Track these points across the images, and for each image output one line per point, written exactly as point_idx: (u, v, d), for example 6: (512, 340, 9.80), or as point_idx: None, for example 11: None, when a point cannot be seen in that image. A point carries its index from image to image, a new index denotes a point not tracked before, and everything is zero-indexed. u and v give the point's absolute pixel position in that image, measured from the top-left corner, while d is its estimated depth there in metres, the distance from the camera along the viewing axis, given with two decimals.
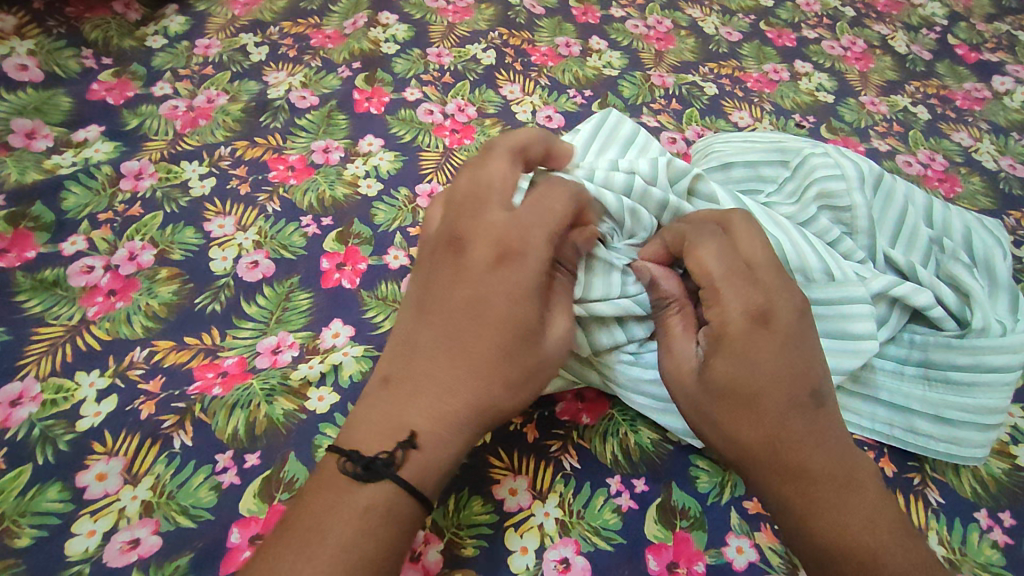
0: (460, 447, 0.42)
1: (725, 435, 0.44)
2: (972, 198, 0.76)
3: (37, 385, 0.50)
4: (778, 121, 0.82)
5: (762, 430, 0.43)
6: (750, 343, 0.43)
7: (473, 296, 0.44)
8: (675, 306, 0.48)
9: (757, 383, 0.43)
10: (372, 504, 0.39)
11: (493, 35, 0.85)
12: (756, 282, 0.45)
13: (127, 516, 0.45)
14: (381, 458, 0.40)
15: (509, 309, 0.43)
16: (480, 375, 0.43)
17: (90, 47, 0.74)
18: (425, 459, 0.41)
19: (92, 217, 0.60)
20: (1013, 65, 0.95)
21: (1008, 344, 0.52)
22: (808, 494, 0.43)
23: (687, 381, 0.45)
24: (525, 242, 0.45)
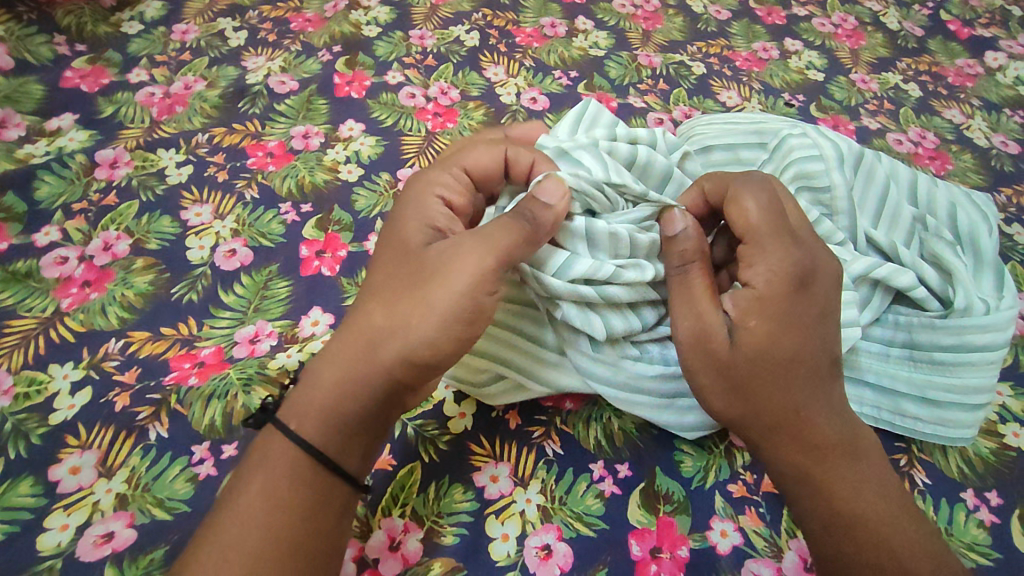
0: (345, 374, 0.41)
1: (753, 393, 0.43)
2: (963, 175, 0.75)
3: (10, 378, 0.49)
4: (766, 100, 0.81)
5: (781, 388, 0.43)
6: (786, 304, 0.43)
7: (384, 232, 0.47)
8: (700, 262, 0.46)
9: (784, 350, 0.43)
10: (271, 452, 0.40)
11: (476, 16, 0.84)
12: (797, 242, 0.44)
13: (102, 509, 0.44)
14: (273, 401, 0.42)
15: (401, 237, 0.45)
16: (370, 307, 0.43)
17: (63, 34, 0.73)
18: (303, 396, 0.41)
19: (66, 207, 0.59)
20: (1006, 40, 0.93)
21: (992, 322, 0.51)
22: (826, 463, 0.43)
23: (719, 348, 0.43)
24: (421, 181, 0.47)
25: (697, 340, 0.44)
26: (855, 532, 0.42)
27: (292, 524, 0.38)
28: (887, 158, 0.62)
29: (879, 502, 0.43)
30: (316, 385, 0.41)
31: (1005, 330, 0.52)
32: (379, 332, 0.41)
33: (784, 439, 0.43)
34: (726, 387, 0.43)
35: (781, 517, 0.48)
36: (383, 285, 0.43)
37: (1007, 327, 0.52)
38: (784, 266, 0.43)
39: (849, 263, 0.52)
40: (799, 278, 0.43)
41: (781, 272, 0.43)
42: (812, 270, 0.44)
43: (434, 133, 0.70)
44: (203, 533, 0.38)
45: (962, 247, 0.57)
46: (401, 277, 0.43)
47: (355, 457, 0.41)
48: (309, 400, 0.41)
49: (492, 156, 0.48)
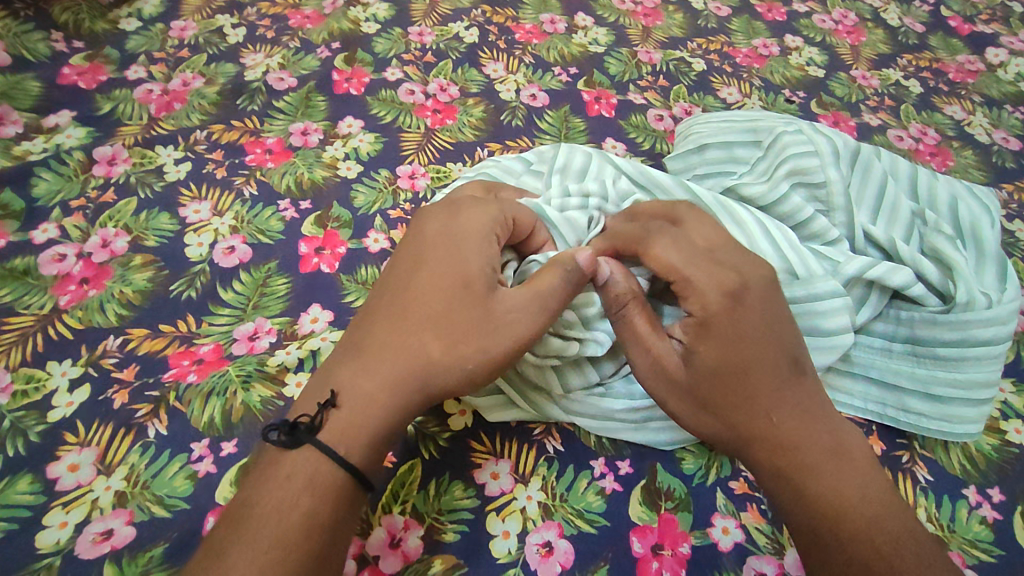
0: (396, 410, 0.42)
1: (716, 412, 0.44)
2: (964, 171, 0.75)
3: (7, 376, 0.49)
4: (766, 97, 0.80)
5: (742, 407, 0.43)
6: (730, 325, 0.43)
7: (426, 254, 0.46)
8: (633, 303, 0.46)
9: (737, 367, 0.43)
10: (296, 470, 0.39)
11: (475, 13, 0.83)
12: (721, 264, 0.44)
13: (101, 507, 0.44)
14: (304, 422, 0.40)
15: (459, 267, 0.44)
16: (424, 337, 0.43)
17: (61, 31, 0.72)
18: (342, 418, 0.41)
19: (64, 204, 0.59)
20: (1007, 36, 0.93)
21: (994, 316, 0.51)
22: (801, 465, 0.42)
23: (672, 373, 0.45)
24: (477, 211, 0.47)
25: (653, 370, 0.46)
26: (838, 528, 0.40)
27: (313, 542, 0.37)
28: (885, 153, 0.61)
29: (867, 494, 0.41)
30: (364, 410, 0.41)
31: (1007, 323, 0.51)
32: (437, 365, 0.42)
33: (759, 455, 0.44)
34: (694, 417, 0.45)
35: None
36: (441, 313, 0.43)
37: (1010, 320, 0.51)
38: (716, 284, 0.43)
39: (840, 266, 0.51)
40: (730, 293, 0.43)
41: (710, 292, 0.43)
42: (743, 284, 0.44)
43: (433, 130, 0.70)
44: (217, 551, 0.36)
45: (963, 240, 0.57)
46: (458, 309, 0.43)
47: (381, 475, 0.42)
48: (352, 419, 0.41)
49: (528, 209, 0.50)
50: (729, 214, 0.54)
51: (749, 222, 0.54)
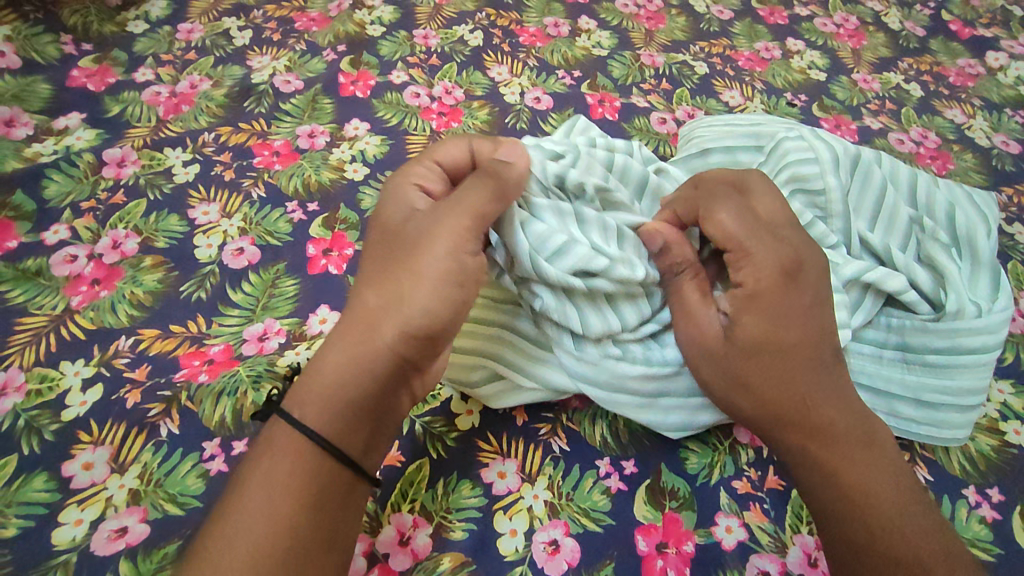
0: (345, 358, 0.41)
1: (756, 389, 0.44)
2: (964, 175, 0.76)
3: (21, 375, 0.49)
4: (768, 100, 0.81)
5: (783, 384, 0.44)
6: (781, 302, 0.43)
7: (371, 222, 0.46)
8: (688, 272, 0.48)
9: (785, 344, 0.44)
10: (273, 441, 0.39)
11: (480, 16, 0.84)
12: (781, 238, 0.45)
13: (115, 504, 0.45)
14: (275, 395, 0.41)
15: (389, 228, 0.45)
16: (364, 294, 0.43)
17: (69, 33, 0.73)
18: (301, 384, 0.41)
19: (75, 205, 0.59)
20: (1007, 40, 0.94)
21: (985, 326, 0.52)
22: (831, 448, 0.43)
23: (714, 344, 0.45)
24: (394, 172, 0.47)
25: (699, 344, 0.46)
26: (858, 512, 0.42)
27: (295, 522, 0.37)
28: (886, 160, 0.61)
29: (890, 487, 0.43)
30: (313, 371, 0.41)
31: (996, 332, 0.53)
32: (382, 315, 0.41)
33: (789, 434, 0.44)
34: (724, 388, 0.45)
35: (786, 512, 0.48)
36: (379, 272, 0.43)
37: (999, 330, 0.53)
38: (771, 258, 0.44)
39: (839, 267, 0.52)
40: (787, 271, 0.44)
41: (768, 270, 0.44)
42: (800, 262, 0.44)
43: (439, 133, 0.71)
44: (206, 530, 0.37)
45: (959, 249, 0.57)
46: (392, 259, 0.43)
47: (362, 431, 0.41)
48: (314, 389, 0.40)
49: (458, 149, 0.48)
50: None
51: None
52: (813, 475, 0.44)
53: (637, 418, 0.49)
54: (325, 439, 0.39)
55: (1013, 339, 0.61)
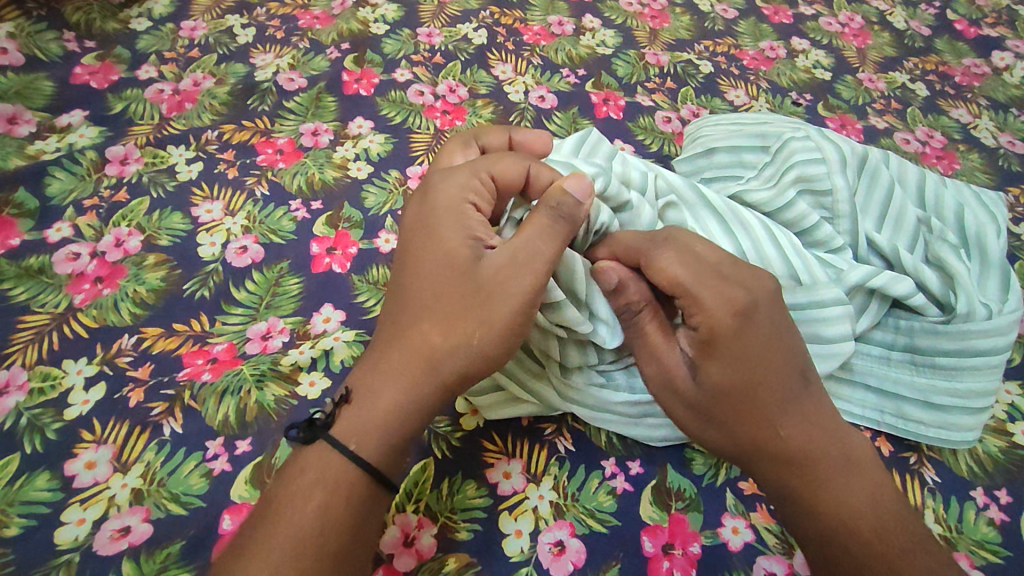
0: (403, 396, 0.41)
1: (728, 429, 0.44)
2: (970, 174, 0.76)
3: (24, 373, 0.49)
4: (773, 99, 0.81)
5: (755, 424, 0.43)
6: (738, 346, 0.42)
7: (424, 239, 0.44)
8: (648, 310, 0.46)
9: (751, 386, 0.43)
10: (308, 465, 0.39)
11: (484, 14, 0.84)
12: (727, 279, 0.43)
13: (118, 504, 0.44)
14: (320, 418, 0.41)
15: (445, 251, 0.43)
16: (424, 327, 0.42)
17: (72, 31, 0.73)
18: (353, 415, 0.41)
19: (77, 203, 0.59)
20: (1013, 40, 0.93)
21: (995, 327, 0.51)
22: (811, 479, 0.43)
23: (683, 388, 0.44)
24: (451, 184, 0.45)
25: (664, 385, 0.45)
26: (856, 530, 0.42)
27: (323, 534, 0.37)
28: (893, 161, 0.61)
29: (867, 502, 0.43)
30: (369, 406, 0.41)
31: (1006, 334, 0.52)
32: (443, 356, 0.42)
33: (766, 469, 0.44)
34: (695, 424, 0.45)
35: None
36: (439, 304, 0.42)
37: (1010, 331, 0.52)
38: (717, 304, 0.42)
39: (844, 273, 0.52)
40: (742, 312, 0.42)
41: (720, 316, 0.42)
42: (753, 303, 0.43)
43: (443, 131, 0.70)
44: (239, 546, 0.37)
45: (968, 248, 0.57)
46: (451, 291, 0.42)
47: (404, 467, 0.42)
48: (368, 419, 0.41)
49: (516, 166, 0.46)
50: (736, 218, 0.54)
51: (753, 226, 0.54)
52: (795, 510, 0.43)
53: (630, 434, 0.50)
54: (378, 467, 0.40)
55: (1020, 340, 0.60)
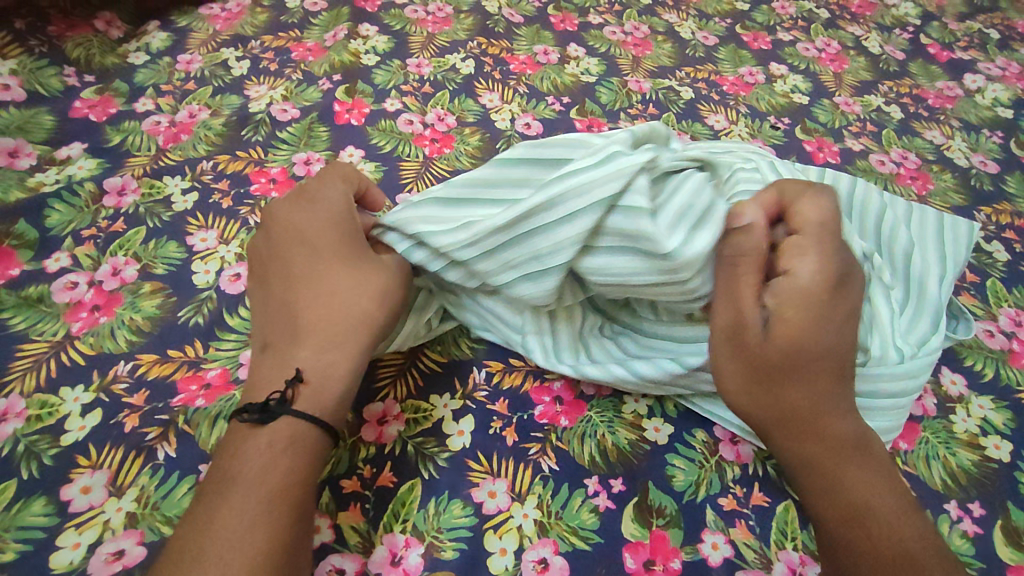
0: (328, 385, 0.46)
1: (783, 389, 0.46)
2: (944, 195, 0.78)
3: (22, 401, 0.50)
4: (752, 123, 0.83)
5: (806, 381, 0.46)
6: (830, 306, 0.46)
7: (262, 269, 0.52)
8: (748, 260, 0.47)
9: (818, 349, 0.46)
10: (275, 437, 0.43)
11: (471, 45, 0.87)
12: (832, 247, 0.48)
13: (112, 528, 0.46)
14: (273, 400, 0.44)
15: (320, 300, 0.49)
16: (301, 352, 0.47)
17: (72, 66, 0.75)
18: (310, 394, 0.45)
19: (76, 234, 0.61)
20: (984, 63, 0.97)
21: (905, 370, 0.53)
22: (838, 462, 0.46)
23: (751, 343, 0.46)
24: (316, 238, 0.51)
25: (733, 331, 0.47)
26: (870, 529, 0.44)
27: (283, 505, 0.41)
28: (855, 200, 0.64)
29: (885, 495, 0.46)
30: (327, 384, 0.46)
31: (916, 377, 0.54)
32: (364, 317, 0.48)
33: (800, 438, 0.47)
34: (745, 382, 0.47)
35: (770, 527, 0.50)
36: (353, 280, 0.49)
37: (920, 375, 0.54)
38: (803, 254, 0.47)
39: None
40: (835, 281, 0.47)
41: (816, 277, 0.46)
42: (843, 277, 0.47)
43: (431, 158, 0.73)
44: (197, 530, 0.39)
45: (907, 291, 0.59)
46: (332, 331, 0.48)
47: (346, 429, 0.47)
48: (325, 386, 0.46)
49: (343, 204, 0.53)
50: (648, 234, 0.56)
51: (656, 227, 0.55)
52: (814, 478, 0.47)
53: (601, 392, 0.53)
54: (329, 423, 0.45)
55: (990, 355, 0.63)
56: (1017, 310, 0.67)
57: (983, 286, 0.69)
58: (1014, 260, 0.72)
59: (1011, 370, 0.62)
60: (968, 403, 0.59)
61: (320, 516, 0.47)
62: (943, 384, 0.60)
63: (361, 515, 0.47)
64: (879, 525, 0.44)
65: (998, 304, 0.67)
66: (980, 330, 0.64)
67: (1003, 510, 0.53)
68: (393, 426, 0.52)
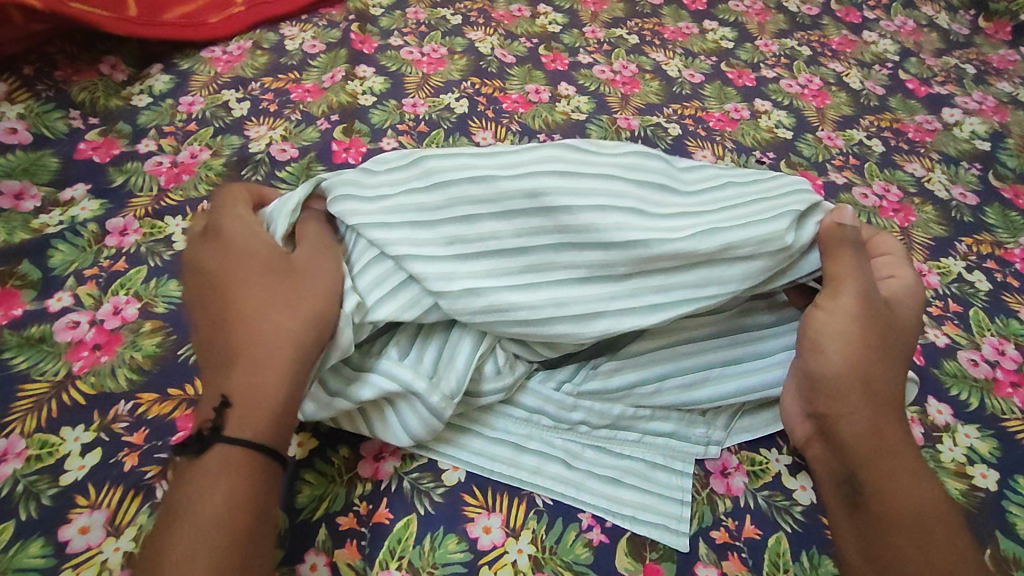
0: (279, 389, 0.45)
1: (879, 356, 0.50)
2: (926, 226, 0.80)
3: (22, 441, 0.51)
4: (738, 158, 0.86)
5: (892, 355, 0.50)
6: (905, 303, 0.54)
7: (209, 280, 0.50)
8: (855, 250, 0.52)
9: (901, 327, 0.52)
10: (210, 466, 0.42)
11: (465, 85, 0.89)
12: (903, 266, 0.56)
13: (109, 568, 0.46)
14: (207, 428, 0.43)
15: (248, 323, 0.47)
16: (253, 374, 0.45)
17: (77, 109, 0.78)
18: (240, 412, 0.44)
19: (78, 273, 0.62)
20: (961, 97, 1.00)
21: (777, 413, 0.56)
22: (904, 447, 0.48)
23: (853, 307, 0.50)
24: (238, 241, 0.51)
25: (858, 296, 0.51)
26: (926, 525, 0.45)
27: (235, 518, 0.40)
28: None
29: (937, 495, 0.47)
30: (254, 403, 0.44)
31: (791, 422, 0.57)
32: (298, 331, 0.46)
33: (875, 407, 0.48)
34: (851, 342, 0.49)
35: (763, 560, 0.50)
36: (273, 302, 0.47)
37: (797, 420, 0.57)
38: (905, 280, 0.55)
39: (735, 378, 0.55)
40: (906, 287, 0.55)
41: (909, 280, 0.55)
42: (912, 288, 0.55)
43: None
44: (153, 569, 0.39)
45: None
46: (252, 340, 0.46)
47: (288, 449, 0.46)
48: (256, 407, 0.44)
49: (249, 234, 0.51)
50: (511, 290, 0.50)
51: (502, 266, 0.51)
52: (878, 459, 0.47)
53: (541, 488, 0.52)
54: (270, 449, 0.44)
55: (975, 385, 0.64)
56: (1000, 339, 0.69)
57: (966, 315, 0.70)
58: (995, 290, 0.74)
59: (996, 400, 0.63)
60: (954, 432, 0.60)
61: (317, 553, 0.47)
62: (930, 413, 0.61)
63: (357, 552, 0.48)
64: (935, 526, 0.45)
65: (981, 333, 0.69)
66: (964, 360, 0.66)
67: (992, 540, 0.54)
68: (390, 462, 0.52)
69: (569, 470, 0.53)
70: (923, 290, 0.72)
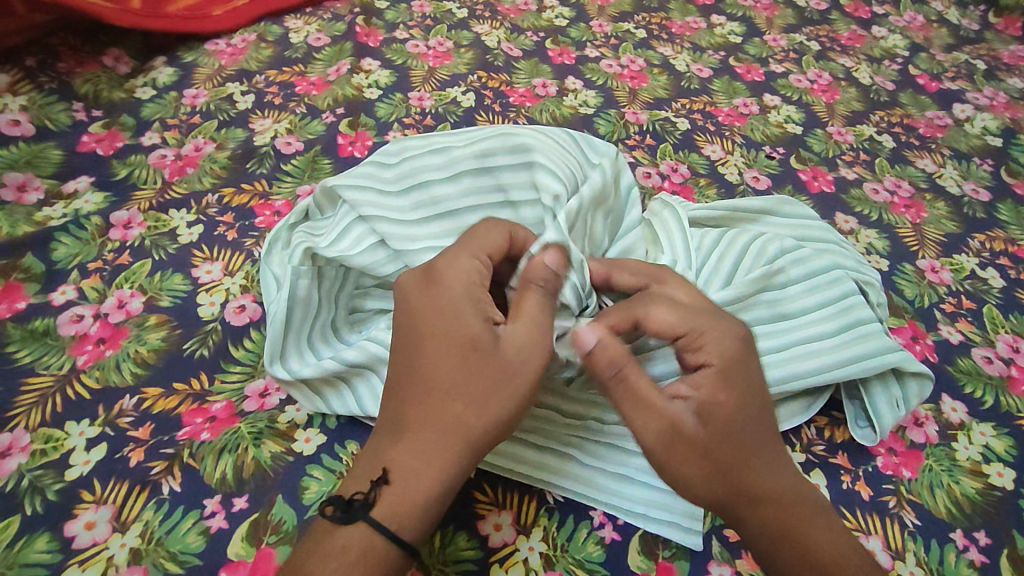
0: (438, 472, 0.43)
1: (728, 463, 0.45)
2: (937, 222, 0.79)
3: (27, 436, 0.50)
4: (748, 153, 0.85)
5: (737, 455, 0.45)
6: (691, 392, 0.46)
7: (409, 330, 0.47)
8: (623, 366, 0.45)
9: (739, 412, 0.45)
10: (349, 543, 0.41)
11: (472, 79, 0.89)
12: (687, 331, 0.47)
13: (115, 564, 0.46)
14: (358, 497, 0.43)
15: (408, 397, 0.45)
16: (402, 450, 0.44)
17: (80, 101, 0.77)
18: (391, 491, 0.43)
19: (82, 266, 0.62)
20: (972, 92, 0.99)
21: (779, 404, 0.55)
22: (793, 517, 0.46)
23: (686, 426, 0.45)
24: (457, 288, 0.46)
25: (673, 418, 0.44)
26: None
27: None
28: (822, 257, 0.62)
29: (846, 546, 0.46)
30: (409, 484, 0.43)
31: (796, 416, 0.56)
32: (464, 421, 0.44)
33: (745, 504, 0.45)
34: (701, 465, 0.45)
35: None
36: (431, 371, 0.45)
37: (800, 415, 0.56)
38: (716, 358, 0.46)
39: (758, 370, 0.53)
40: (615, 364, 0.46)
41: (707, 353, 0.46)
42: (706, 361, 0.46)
43: None
44: None
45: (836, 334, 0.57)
46: (414, 416, 0.44)
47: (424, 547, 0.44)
48: (409, 487, 0.43)
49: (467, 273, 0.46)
50: None
51: None
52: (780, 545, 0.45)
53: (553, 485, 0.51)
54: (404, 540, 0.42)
55: (989, 383, 0.63)
56: (1015, 336, 0.68)
57: (980, 312, 0.69)
58: (1009, 287, 0.73)
59: (1011, 397, 0.62)
60: (969, 430, 0.59)
61: None
62: (944, 411, 0.60)
63: None
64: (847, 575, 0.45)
65: (995, 330, 0.68)
66: (978, 357, 0.65)
67: (1009, 539, 0.53)
68: None
69: (579, 466, 0.52)
70: (936, 287, 0.71)
